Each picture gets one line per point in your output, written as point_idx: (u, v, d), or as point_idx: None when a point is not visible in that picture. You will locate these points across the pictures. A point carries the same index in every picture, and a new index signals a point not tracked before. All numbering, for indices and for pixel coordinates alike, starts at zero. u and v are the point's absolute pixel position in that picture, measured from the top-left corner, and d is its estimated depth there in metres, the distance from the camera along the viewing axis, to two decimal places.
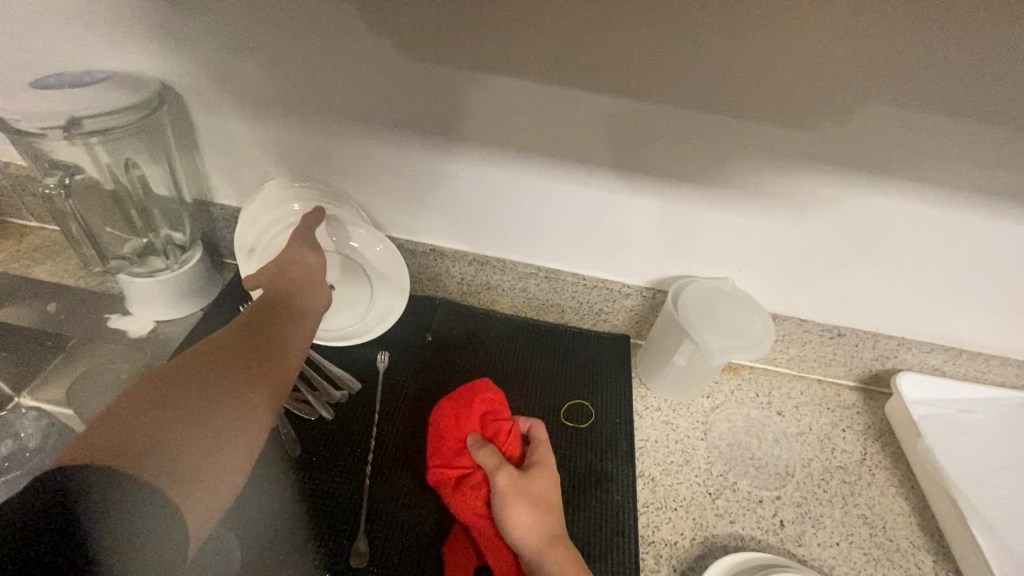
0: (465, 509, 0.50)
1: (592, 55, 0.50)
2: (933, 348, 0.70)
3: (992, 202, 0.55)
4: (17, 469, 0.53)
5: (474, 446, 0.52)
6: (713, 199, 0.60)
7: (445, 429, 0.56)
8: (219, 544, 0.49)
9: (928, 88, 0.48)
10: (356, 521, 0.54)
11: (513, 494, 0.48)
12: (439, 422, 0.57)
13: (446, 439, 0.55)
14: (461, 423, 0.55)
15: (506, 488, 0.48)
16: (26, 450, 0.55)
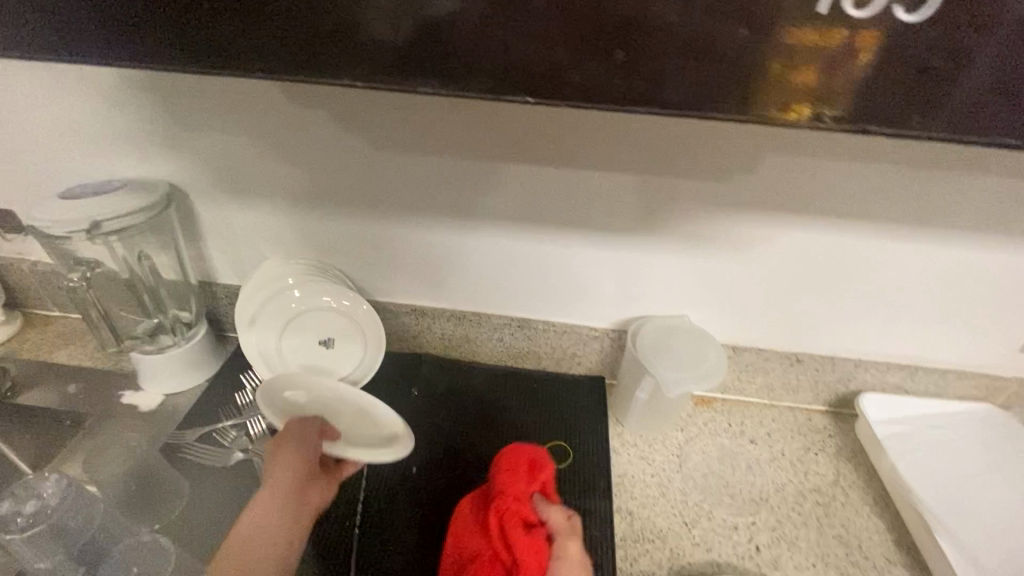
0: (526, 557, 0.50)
1: (533, 133, 0.59)
2: (889, 367, 0.74)
3: (903, 228, 0.62)
4: (43, 525, 0.57)
5: (547, 505, 0.56)
6: (659, 245, 0.67)
7: (518, 473, 0.56)
8: None
9: (818, 135, 0.56)
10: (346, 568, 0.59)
11: (579, 562, 0.52)
12: (514, 465, 0.57)
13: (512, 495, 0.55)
14: (533, 474, 0.57)
15: (575, 556, 0.52)
16: (49, 508, 0.58)
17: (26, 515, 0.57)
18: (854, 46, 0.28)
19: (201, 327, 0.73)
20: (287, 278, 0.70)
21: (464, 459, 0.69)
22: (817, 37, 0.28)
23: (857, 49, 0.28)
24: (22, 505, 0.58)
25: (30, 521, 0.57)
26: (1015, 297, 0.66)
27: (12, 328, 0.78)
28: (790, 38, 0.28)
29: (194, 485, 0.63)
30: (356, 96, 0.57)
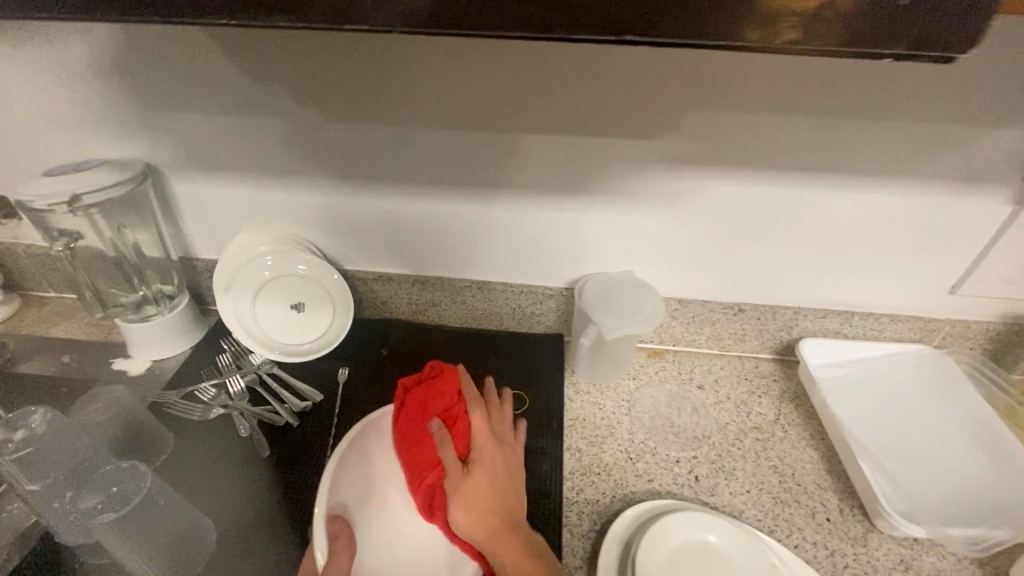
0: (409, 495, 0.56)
1: (473, 100, 0.64)
2: (826, 313, 0.78)
3: (822, 176, 0.67)
4: (33, 453, 0.60)
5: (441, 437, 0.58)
6: (601, 202, 0.72)
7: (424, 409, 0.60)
8: (197, 528, 0.59)
9: (731, 91, 0.61)
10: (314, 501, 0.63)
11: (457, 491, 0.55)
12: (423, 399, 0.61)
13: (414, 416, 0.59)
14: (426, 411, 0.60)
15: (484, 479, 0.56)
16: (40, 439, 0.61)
17: (19, 444, 0.60)
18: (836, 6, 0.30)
19: (184, 297, 0.79)
20: (261, 247, 0.75)
21: None
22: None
23: (835, 12, 0.30)
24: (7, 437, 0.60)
25: (25, 452, 0.59)
26: (937, 240, 0.71)
27: (12, 307, 0.85)
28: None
29: (175, 436, 0.68)
30: (308, 72, 0.63)
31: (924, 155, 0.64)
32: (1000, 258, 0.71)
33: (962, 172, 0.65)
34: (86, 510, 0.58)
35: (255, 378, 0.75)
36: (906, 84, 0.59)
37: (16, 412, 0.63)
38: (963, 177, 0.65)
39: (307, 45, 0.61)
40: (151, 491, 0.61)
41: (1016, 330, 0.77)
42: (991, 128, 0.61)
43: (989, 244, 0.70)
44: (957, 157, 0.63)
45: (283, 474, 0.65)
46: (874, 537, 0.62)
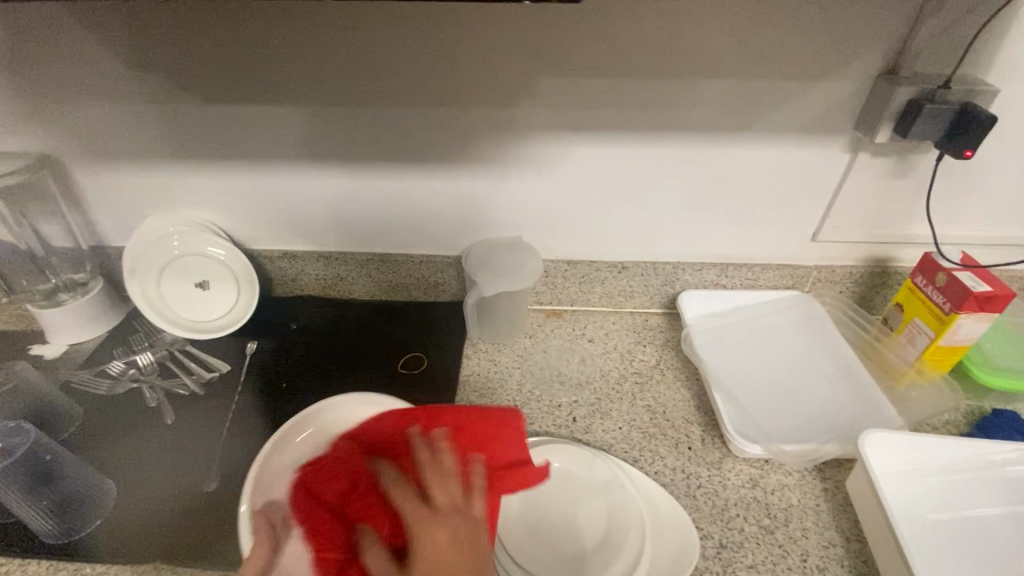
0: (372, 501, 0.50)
1: (340, 77, 0.68)
2: (703, 266, 0.84)
3: (674, 137, 0.72)
4: None
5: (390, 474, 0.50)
6: (480, 171, 0.77)
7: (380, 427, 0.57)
8: (96, 483, 0.64)
9: (575, 57, 0.66)
10: (212, 461, 0.68)
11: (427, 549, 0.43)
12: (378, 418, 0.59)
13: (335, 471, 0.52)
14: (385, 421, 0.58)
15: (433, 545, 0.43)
16: None
17: None
18: None
19: (96, 283, 0.81)
20: (167, 228, 0.79)
21: (332, 374, 0.79)
22: None
23: None
24: None
25: None
26: (791, 190, 0.77)
27: None
28: None
29: (85, 408, 0.73)
30: (181, 57, 0.67)
31: (760, 109, 0.69)
32: (849, 203, 0.77)
33: (798, 123, 0.70)
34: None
35: (166, 354, 0.80)
36: (729, 43, 0.64)
37: None
38: (800, 128, 0.71)
39: (175, 31, 0.65)
40: (31, 447, 0.60)
41: (877, 272, 0.83)
42: (813, 80, 0.67)
43: (835, 192, 0.76)
44: (790, 110, 0.69)
45: (187, 437, 0.71)
46: (728, 460, 0.67)
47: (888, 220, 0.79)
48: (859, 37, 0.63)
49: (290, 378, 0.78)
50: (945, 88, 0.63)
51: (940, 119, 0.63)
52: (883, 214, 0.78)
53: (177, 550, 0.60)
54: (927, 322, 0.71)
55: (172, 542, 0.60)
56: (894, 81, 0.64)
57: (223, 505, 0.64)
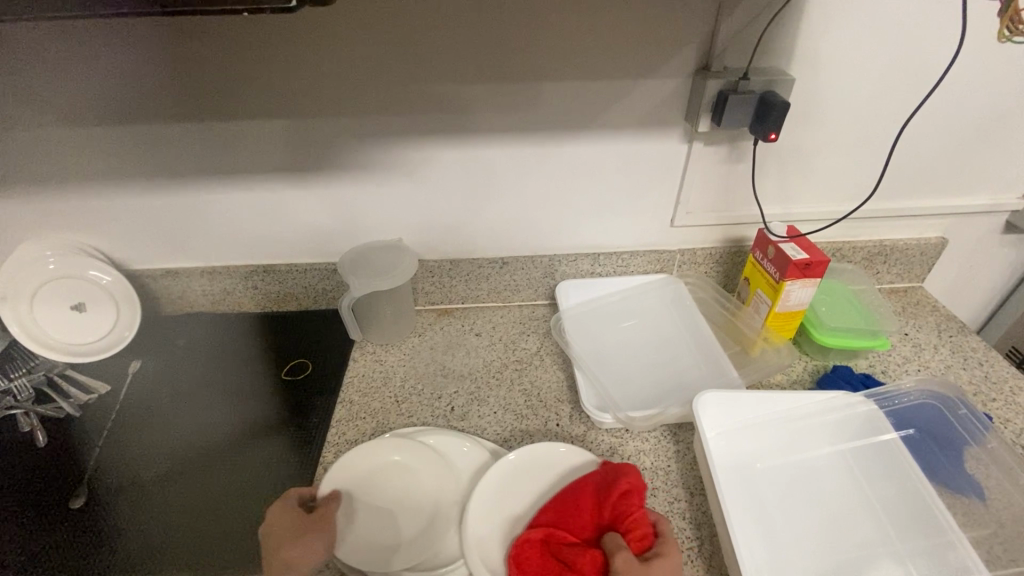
0: (585, 511, 0.57)
1: (193, 93, 0.70)
2: (578, 257, 0.90)
3: (528, 137, 0.77)
4: None
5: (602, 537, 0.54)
6: (353, 179, 0.80)
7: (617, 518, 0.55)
8: None
9: (422, 68, 0.70)
10: (80, 478, 0.68)
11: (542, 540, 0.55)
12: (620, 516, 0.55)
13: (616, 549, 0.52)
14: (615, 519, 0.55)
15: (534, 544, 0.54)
16: None
17: None
18: None
19: None
20: (40, 253, 0.78)
21: (216, 386, 0.80)
22: None
23: None
24: None
25: None
26: (645, 180, 0.83)
27: None
28: None
29: None
30: (33, 83, 0.68)
31: (601, 108, 0.75)
32: (697, 190, 0.84)
33: (637, 119, 0.76)
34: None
35: (44, 379, 0.80)
36: (558, 45, 0.69)
37: None
38: (639, 122, 0.77)
39: (22, 57, 0.66)
40: None
41: (734, 251, 0.90)
42: (642, 79, 0.73)
43: (683, 180, 0.83)
44: (625, 107, 0.75)
45: (61, 457, 0.71)
46: (591, 432, 0.72)
47: (736, 203, 0.86)
48: (672, 35, 0.69)
49: (172, 394, 0.80)
50: (745, 79, 0.70)
51: (746, 106, 0.71)
52: (729, 197, 0.85)
53: (37, 565, 0.60)
54: (766, 292, 0.77)
55: (33, 558, 0.60)
56: (705, 76, 0.71)
57: (90, 519, 0.64)
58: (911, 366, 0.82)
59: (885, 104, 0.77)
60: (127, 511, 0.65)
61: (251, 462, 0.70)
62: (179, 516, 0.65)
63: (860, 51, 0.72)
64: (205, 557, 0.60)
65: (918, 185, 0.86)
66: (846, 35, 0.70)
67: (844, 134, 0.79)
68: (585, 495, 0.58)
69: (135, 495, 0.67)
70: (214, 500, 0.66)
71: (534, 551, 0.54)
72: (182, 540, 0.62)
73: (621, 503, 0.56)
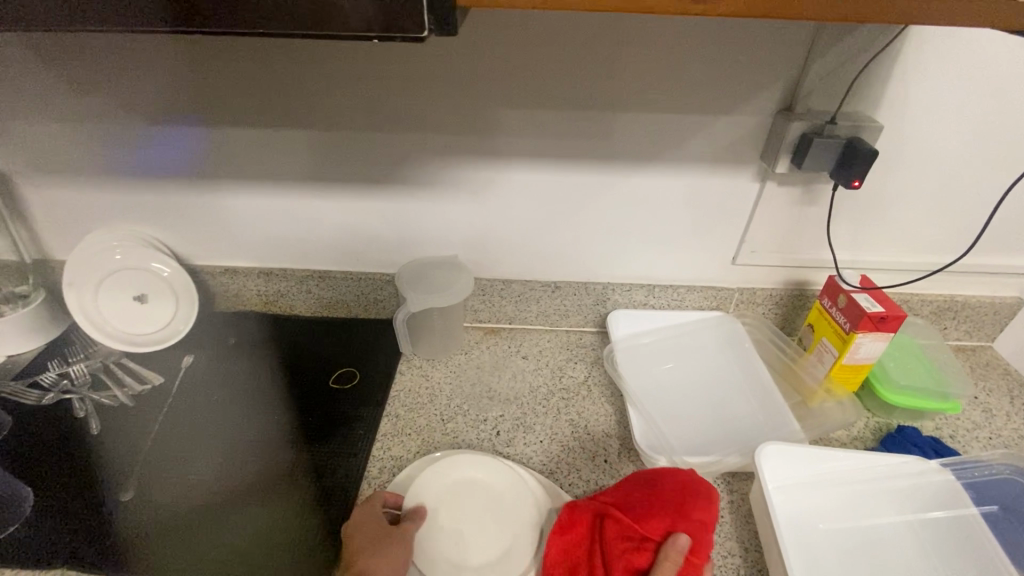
0: (654, 515, 0.54)
1: (273, 100, 0.71)
2: (632, 287, 0.88)
3: (595, 165, 0.76)
4: None
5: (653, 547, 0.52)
6: (416, 195, 0.80)
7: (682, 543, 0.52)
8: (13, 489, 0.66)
9: (499, 92, 0.70)
10: (131, 470, 0.69)
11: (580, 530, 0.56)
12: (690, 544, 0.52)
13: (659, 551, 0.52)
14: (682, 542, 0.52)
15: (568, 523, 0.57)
16: None
17: None
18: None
19: (38, 295, 0.84)
20: (109, 243, 0.80)
21: (264, 388, 0.81)
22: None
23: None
24: None
25: None
26: (710, 217, 0.81)
27: None
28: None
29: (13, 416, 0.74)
30: (122, 81, 0.70)
31: (674, 141, 0.74)
32: (764, 230, 0.82)
33: (710, 155, 0.75)
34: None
35: (100, 365, 0.81)
36: (637, 77, 0.68)
37: None
38: (711, 159, 0.75)
39: (118, 57, 0.68)
40: None
41: (796, 294, 0.87)
42: (719, 115, 0.71)
43: (750, 218, 0.81)
44: (700, 142, 0.74)
45: (114, 448, 0.71)
46: None
47: (802, 245, 0.83)
48: (756, 74, 0.68)
49: (222, 393, 0.80)
50: (832, 124, 0.68)
51: (829, 152, 0.69)
52: (796, 240, 0.83)
53: (86, 555, 0.60)
54: (832, 340, 0.75)
55: (82, 548, 0.61)
56: (789, 116, 0.69)
57: (138, 513, 0.64)
58: (982, 435, 0.78)
59: (973, 158, 0.74)
60: (174, 509, 0.65)
61: (295, 470, 0.70)
62: (225, 517, 0.65)
63: (953, 102, 0.69)
64: (249, 565, 0.60)
65: (999, 242, 0.82)
66: (939, 85, 0.68)
67: (925, 185, 0.76)
68: (660, 508, 0.55)
69: (185, 493, 0.67)
70: (262, 505, 0.66)
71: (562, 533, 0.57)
72: (226, 543, 0.62)
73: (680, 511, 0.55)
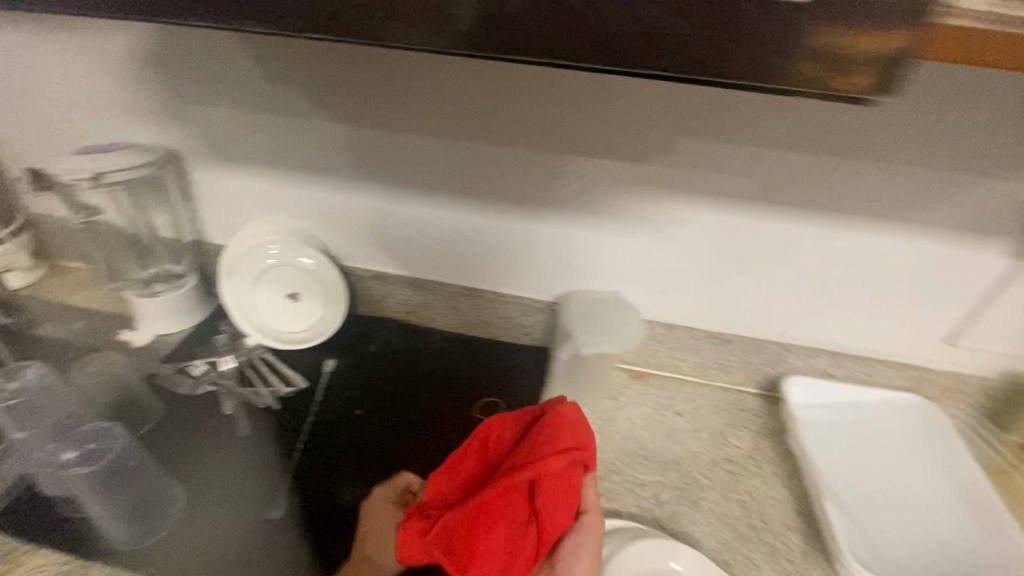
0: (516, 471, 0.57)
1: (468, 110, 0.66)
2: (813, 352, 0.78)
3: (810, 215, 0.66)
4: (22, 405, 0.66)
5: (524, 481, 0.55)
6: (592, 224, 0.73)
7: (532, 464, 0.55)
8: (168, 488, 0.64)
9: (723, 125, 0.62)
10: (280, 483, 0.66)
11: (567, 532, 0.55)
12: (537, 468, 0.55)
13: (562, 484, 0.53)
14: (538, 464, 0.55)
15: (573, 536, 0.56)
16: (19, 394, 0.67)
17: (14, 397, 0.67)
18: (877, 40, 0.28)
19: (190, 279, 0.83)
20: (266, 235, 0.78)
21: (405, 408, 0.77)
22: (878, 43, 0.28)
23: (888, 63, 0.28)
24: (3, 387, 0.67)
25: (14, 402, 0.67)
26: (933, 289, 0.69)
27: (40, 272, 0.91)
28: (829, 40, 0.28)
29: (163, 404, 0.74)
30: (318, 74, 0.67)
31: (917, 201, 0.63)
32: (995, 311, 0.70)
33: (957, 222, 0.63)
34: (27, 439, 0.65)
35: (245, 360, 0.80)
36: (898, 125, 0.58)
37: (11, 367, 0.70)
38: (955, 226, 0.64)
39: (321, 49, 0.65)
40: (121, 449, 0.64)
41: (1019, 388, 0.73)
42: (986, 179, 0.60)
43: (983, 296, 0.69)
44: (951, 206, 0.62)
45: (258, 461, 0.68)
46: None
47: None
48: None
49: (364, 406, 0.77)
50: None
51: None
52: None
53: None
54: None
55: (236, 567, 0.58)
56: None
57: (290, 535, 0.61)
58: None
59: None
60: (325, 537, 0.61)
61: None
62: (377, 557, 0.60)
63: None
64: None
65: None
66: None
67: None
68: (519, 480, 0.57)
69: (336, 521, 0.63)
70: None
71: (434, 511, 0.56)
72: None
73: (553, 428, 0.56)
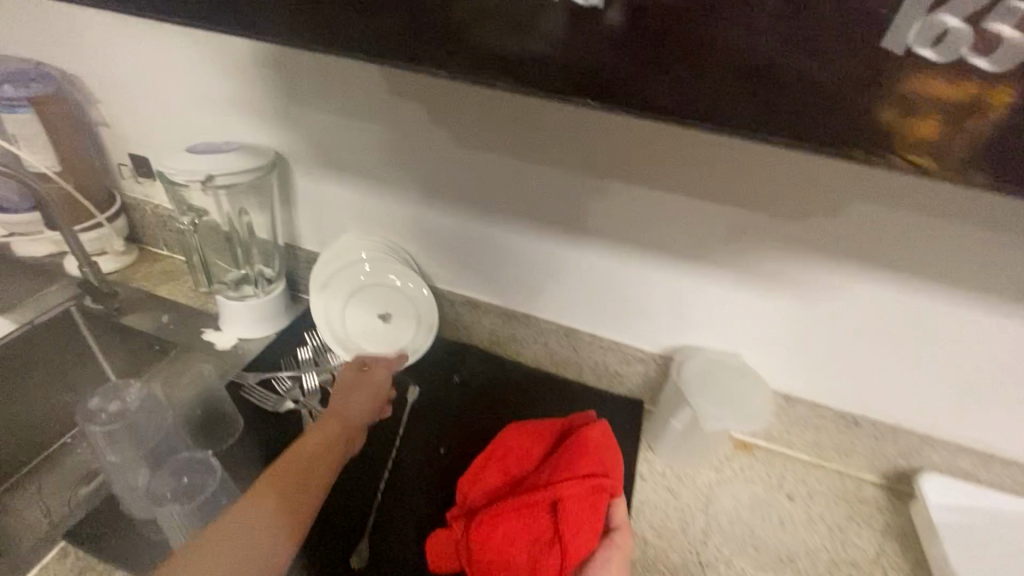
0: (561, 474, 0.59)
1: (606, 143, 0.60)
2: (961, 450, 0.67)
3: (996, 302, 0.56)
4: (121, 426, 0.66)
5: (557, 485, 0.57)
6: (721, 279, 0.65)
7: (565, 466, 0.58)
8: None
9: (911, 191, 0.53)
10: (361, 529, 0.62)
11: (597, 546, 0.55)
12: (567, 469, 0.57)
13: (585, 508, 0.54)
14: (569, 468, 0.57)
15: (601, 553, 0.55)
16: (122, 412, 0.67)
17: (113, 415, 0.66)
18: (982, 100, 0.25)
19: (278, 284, 0.80)
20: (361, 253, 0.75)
21: None
22: (951, 88, 0.26)
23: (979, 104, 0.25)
24: (109, 403, 0.67)
25: (113, 420, 0.66)
26: None
27: (130, 258, 0.90)
28: (921, 86, 0.26)
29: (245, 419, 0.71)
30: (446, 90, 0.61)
31: None
32: None
33: None
34: (118, 464, 0.65)
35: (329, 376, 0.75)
36: None
37: (120, 380, 0.70)
38: None
39: None
40: (213, 491, 0.61)
41: None
42: None
43: None
44: None
45: (338, 498, 0.65)
46: None
47: None
48: None
49: (447, 444, 0.72)
50: None
51: None
52: None
53: None
54: None
55: None
56: None
57: None
58: None
59: None
60: None
61: None
62: None
63: None
64: None
65: None
66: None
67: None
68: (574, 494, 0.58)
69: None
70: None
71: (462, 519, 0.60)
72: None
73: (582, 451, 0.58)
